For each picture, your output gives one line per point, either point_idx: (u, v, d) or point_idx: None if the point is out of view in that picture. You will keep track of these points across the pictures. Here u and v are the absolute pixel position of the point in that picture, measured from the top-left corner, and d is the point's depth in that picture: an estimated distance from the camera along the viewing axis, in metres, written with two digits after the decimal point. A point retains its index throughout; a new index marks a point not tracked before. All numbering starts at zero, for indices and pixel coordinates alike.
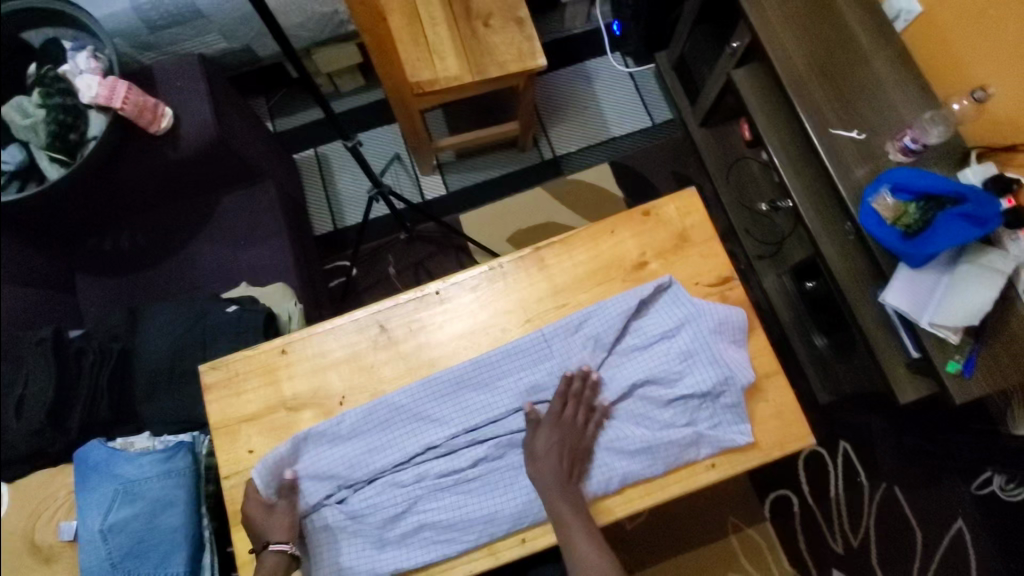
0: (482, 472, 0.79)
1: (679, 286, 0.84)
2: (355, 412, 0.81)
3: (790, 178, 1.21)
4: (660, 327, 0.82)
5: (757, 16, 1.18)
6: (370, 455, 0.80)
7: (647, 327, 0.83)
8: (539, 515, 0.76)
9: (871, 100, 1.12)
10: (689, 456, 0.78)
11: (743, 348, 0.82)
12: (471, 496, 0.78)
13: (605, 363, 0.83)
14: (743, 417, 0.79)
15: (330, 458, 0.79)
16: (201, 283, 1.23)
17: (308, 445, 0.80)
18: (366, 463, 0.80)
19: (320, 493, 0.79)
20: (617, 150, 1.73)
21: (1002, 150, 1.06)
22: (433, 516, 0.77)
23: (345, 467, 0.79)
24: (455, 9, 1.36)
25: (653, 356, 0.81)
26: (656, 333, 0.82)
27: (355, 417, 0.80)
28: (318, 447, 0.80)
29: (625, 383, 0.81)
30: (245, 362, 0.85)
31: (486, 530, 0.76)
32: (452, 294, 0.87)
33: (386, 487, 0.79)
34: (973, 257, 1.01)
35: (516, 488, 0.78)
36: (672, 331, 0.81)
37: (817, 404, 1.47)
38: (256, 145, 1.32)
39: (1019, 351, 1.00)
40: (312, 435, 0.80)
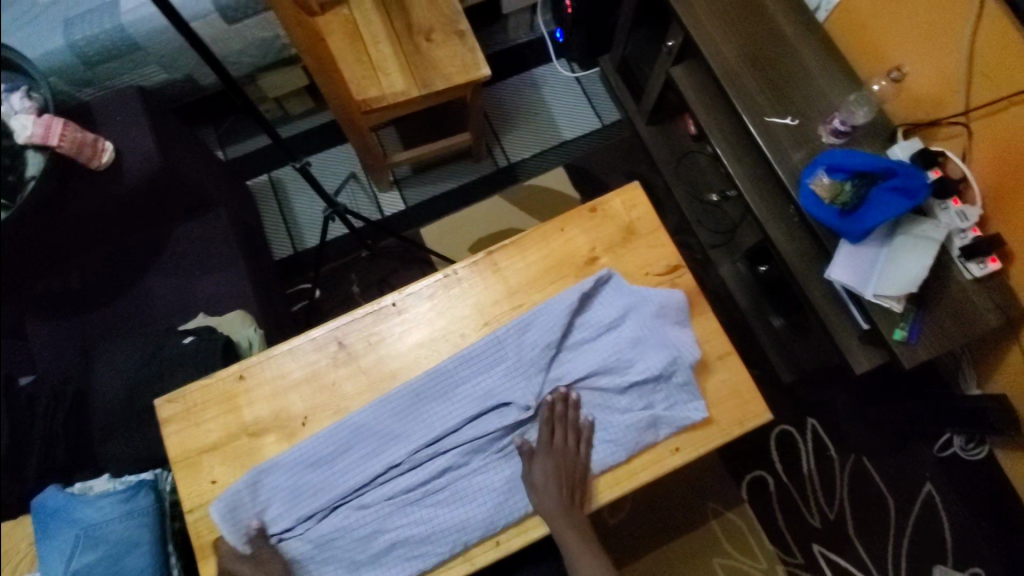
0: (448, 483, 0.78)
1: (619, 276, 0.86)
2: (314, 439, 0.80)
3: (733, 167, 1.26)
4: (606, 318, 0.84)
5: (686, 14, 1.22)
6: (334, 479, 0.79)
7: (594, 319, 0.84)
8: (511, 517, 0.77)
9: (800, 87, 1.18)
10: (648, 440, 0.79)
11: (689, 329, 0.83)
12: (440, 509, 0.77)
13: (559, 359, 0.84)
14: (697, 394, 0.81)
15: (295, 487, 0.78)
16: (157, 317, 1.21)
17: (269, 477, 0.79)
18: (330, 486, 0.79)
19: (289, 524, 0.78)
20: (570, 153, 1.77)
21: (926, 125, 1.12)
22: (404, 533, 0.76)
23: (310, 493, 0.78)
24: (395, 25, 1.38)
25: (603, 346, 0.83)
26: (602, 325, 0.83)
27: (313, 444, 0.80)
28: (280, 479, 0.79)
29: (578, 376, 0.82)
30: (202, 392, 0.84)
31: (459, 540, 0.75)
32: (409, 304, 0.87)
33: (353, 511, 0.78)
34: (906, 228, 1.06)
35: (483, 493, 0.77)
36: (617, 322, 0.83)
37: (781, 384, 1.52)
38: (205, 174, 1.30)
39: (959, 314, 1.05)
40: (273, 466, 0.79)
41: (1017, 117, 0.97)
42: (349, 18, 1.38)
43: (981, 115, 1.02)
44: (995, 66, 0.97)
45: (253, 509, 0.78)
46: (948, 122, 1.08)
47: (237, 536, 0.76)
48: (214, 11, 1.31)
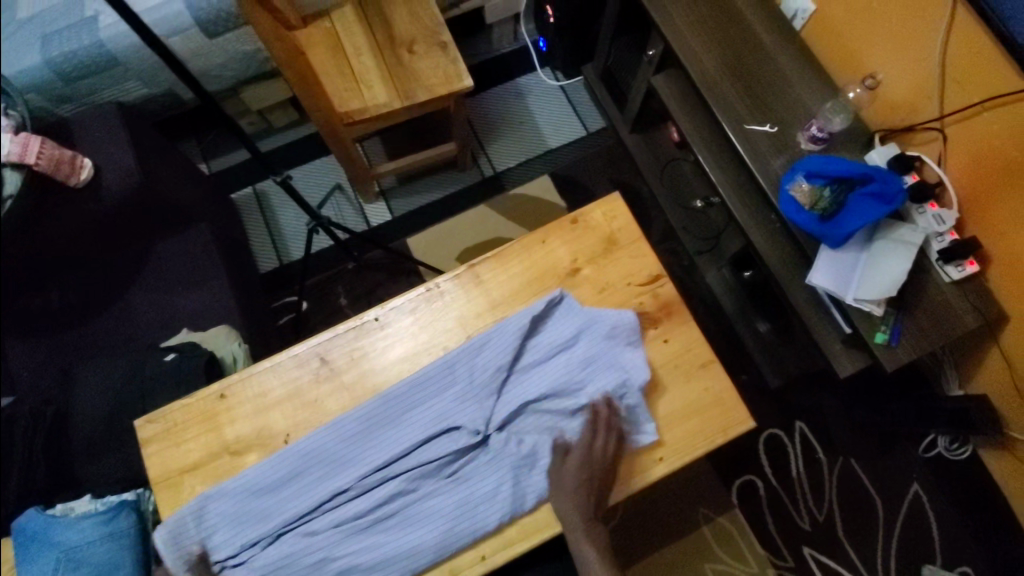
0: (397, 509, 0.77)
1: (571, 297, 0.85)
2: (259, 466, 0.79)
3: (716, 174, 1.27)
4: (557, 340, 0.83)
5: (665, 24, 1.23)
6: (280, 504, 0.78)
7: (546, 341, 0.83)
8: (460, 544, 0.75)
9: (779, 94, 1.19)
10: (598, 464, 0.79)
11: (640, 352, 0.82)
12: (387, 536, 0.76)
13: (510, 382, 0.82)
14: (647, 416, 0.80)
15: (240, 513, 0.77)
16: (139, 334, 1.19)
17: (214, 503, 0.78)
18: (276, 511, 0.77)
19: (231, 552, 0.76)
20: (555, 161, 1.77)
21: (902, 131, 1.14)
22: (350, 562, 0.74)
23: (254, 519, 0.77)
24: (377, 37, 1.38)
25: (555, 369, 0.82)
26: (553, 347, 0.83)
27: (259, 470, 0.78)
28: (225, 504, 0.77)
29: (526, 401, 0.81)
30: (183, 411, 0.83)
31: (407, 567, 0.74)
32: (391, 319, 0.87)
33: (298, 539, 0.76)
34: (885, 232, 1.07)
35: (432, 519, 0.76)
36: (569, 343, 0.83)
37: (769, 388, 1.53)
38: (187, 189, 1.30)
39: (938, 317, 1.06)
40: (218, 492, 0.78)
41: (991, 121, 0.98)
42: (330, 31, 1.38)
43: (955, 121, 1.04)
44: (966, 71, 0.98)
45: (198, 534, 0.77)
46: (923, 128, 1.10)
47: (181, 562, 0.76)
48: (193, 26, 1.30)
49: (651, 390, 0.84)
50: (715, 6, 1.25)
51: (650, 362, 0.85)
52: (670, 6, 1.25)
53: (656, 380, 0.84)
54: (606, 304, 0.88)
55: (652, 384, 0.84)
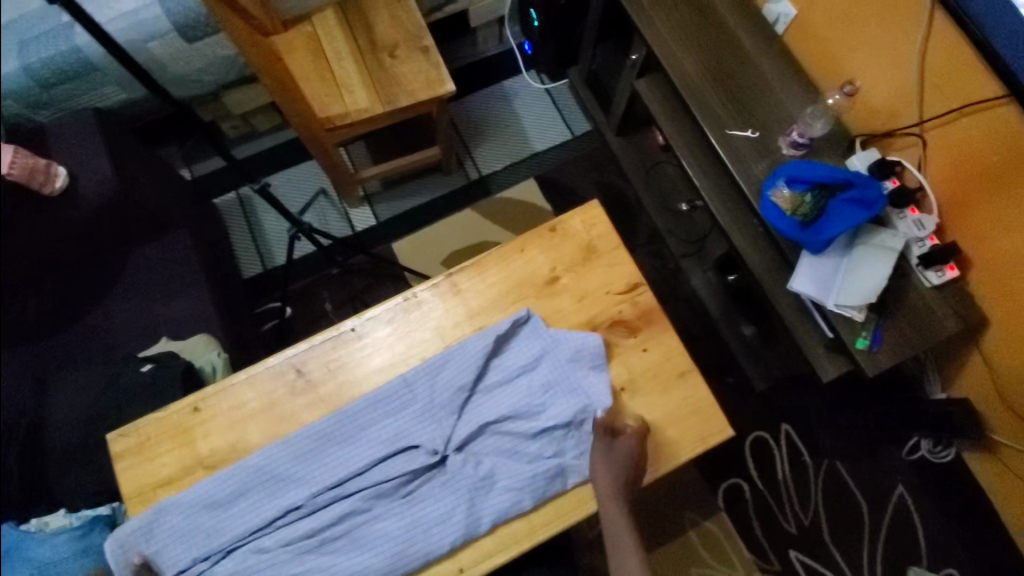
0: (349, 528, 0.77)
1: (537, 317, 0.85)
2: (214, 479, 0.78)
3: (699, 179, 1.27)
4: (521, 360, 0.84)
5: (647, 28, 1.23)
6: (230, 521, 0.77)
7: (508, 362, 0.84)
8: (410, 567, 0.75)
9: (761, 99, 1.19)
10: (555, 489, 0.78)
11: (605, 375, 0.83)
12: (336, 555, 0.75)
13: (471, 402, 0.83)
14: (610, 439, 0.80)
15: (191, 528, 0.77)
16: (117, 343, 1.18)
17: (167, 516, 0.77)
18: (226, 528, 0.77)
19: (179, 567, 0.76)
20: (541, 165, 1.77)
21: (882, 137, 1.15)
22: None
23: (205, 535, 0.77)
24: (358, 42, 1.37)
25: (516, 390, 0.83)
26: (516, 367, 0.83)
27: (213, 485, 0.78)
28: (176, 518, 0.77)
29: (484, 422, 0.81)
30: (156, 425, 0.82)
31: None
32: (367, 329, 0.86)
33: (247, 556, 0.76)
34: (866, 237, 1.07)
35: (382, 540, 0.75)
36: (532, 364, 0.83)
37: (754, 391, 1.53)
38: (165, 195, 1.28)
39: (920, 321, 1.06)
40: (171, 505, 0.77)
41: (970, 127, 0.99)
42: (311, 35, 1.37)
43: (934, 127, 1.05)
44: (944, 77, 0.98)
45: (148, 547, 0.77)
46: (903, 133, 1.10)
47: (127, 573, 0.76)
48: (171, 30, 1.29)
49: (631, 399, 0.84)
50: (697, 10, 1.25)
51: (629, 371, 0.85)
52: (652, 10, 1.24)
53: (634, 389, 0.84)
54: (585, 312, 0.87)
55: (631, 393, 0.84)
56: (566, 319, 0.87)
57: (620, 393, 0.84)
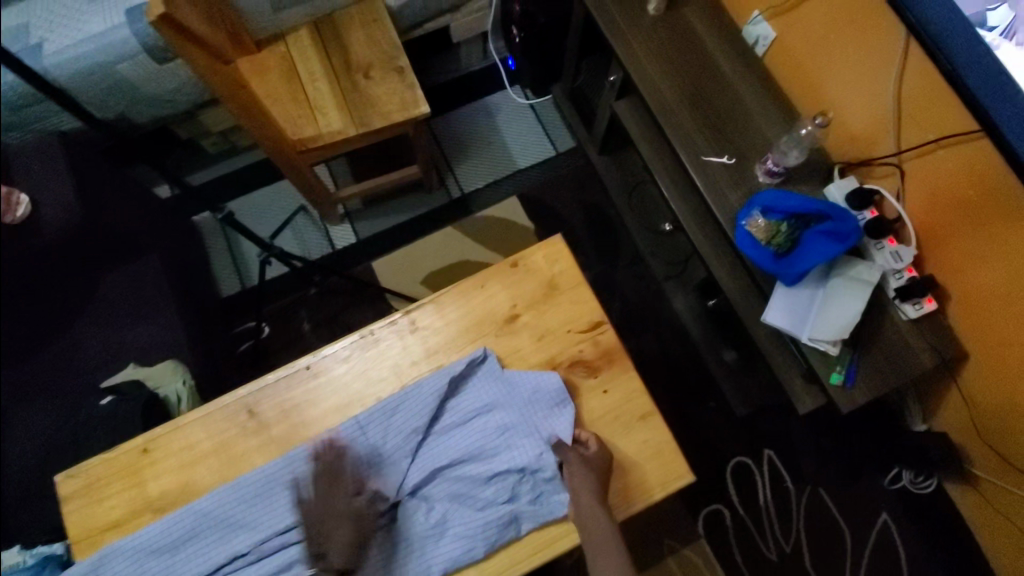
0: None
1: (494, 357, 0.84)
2: (159, 524, 0.76)
3: (677, 204, 1.25)
4: (476, 403, 0.82)
5: (623, 51, 1.21)
6: (174, 569, 0.75)
7: (464, 404, 0.82)
8: None
9: (738, 124, 1.17)
10: (509, 536, 0.76)
11: (569, 412, 0.81)
12: None
13: (425, 445, 0.81)
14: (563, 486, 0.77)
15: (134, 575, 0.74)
16: (83, 371, 1.15)
17: (108, 563, 0.75)
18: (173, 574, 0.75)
19: None
20: (525, 182, 1.74)
21: (860, 164, 1.12)
22: None
23: None
24: (333, 63, 1.35)
25: (471, 432, 0.80)
26: (471, 410, 0.81)
27: (157, 530, 0.75)
28: (118, 565, 0.75)
29: (438, 466, 0.79)
30: (104, 466, 0.80)
31: None
32: (323, 367, 0.85)
33: None
34: (842, 269, 1.05)
35: None
36: (487, 406, 0.81)
37: (736, 416, 1.50)
38: (134, 217, 1.26)
39: (896, 355, 1.04)
40: (113, 551, 0.75)
41: (946, 158, 0.96)
42: (285, 55, 1.36)
43: (912, 156, 1.02)
44: (921, 106, 0.96)
45: None
46: (881, 162, 1.08)
47: None
48: (141, 51, 1.26)
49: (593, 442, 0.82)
50: (675, 32, 1.23)
51: (589, 414, 0.83)
52: (628, 33, 1.22)
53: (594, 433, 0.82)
54: (545, 352, 0.85)
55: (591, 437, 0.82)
56: (525, 359, 0.85)
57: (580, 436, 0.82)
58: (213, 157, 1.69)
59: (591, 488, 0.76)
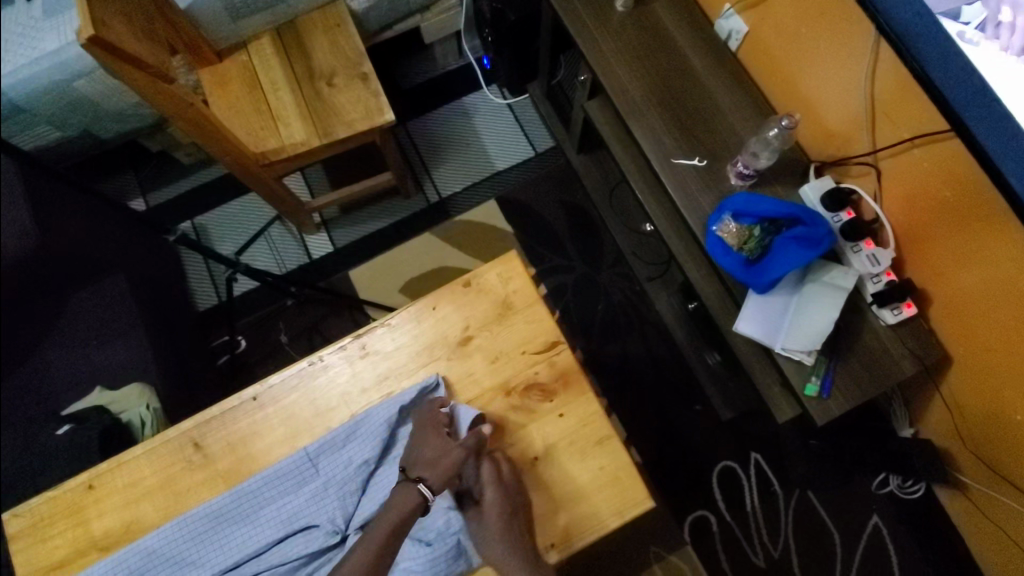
0: None
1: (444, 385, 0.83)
2: (102, 566, 0.74)
3: (650, 208, 1.21)
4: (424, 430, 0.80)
5: (588, 50, 1.16)
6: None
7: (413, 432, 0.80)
8: None
9: (710, 125, 1.12)
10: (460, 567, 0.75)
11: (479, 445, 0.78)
12: None
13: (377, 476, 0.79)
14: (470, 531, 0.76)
15: None
16: (53, 394, 1.14)
17: None
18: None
19: None
20: (504, 183, 1.69)
21: (837, 164, 1.08)
22: None
23: None
24: (296, 71, 1.31)
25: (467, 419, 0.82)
26: None
27: (99, 571, 0.74)
28: None
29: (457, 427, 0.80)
30: (48, 505, 0.79)
31: None
32: (270, 397, 0.83)
33: None
34: (816, 275, 1.01)
35: None
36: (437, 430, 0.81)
37: (721, 419, 1.46)
38: (97, 236, 1.24)
39: (874, 363, 1.00)
40: None
41: (921, 158, 0.92)
42: (247, 65, 1.32)
43: (887, 156, 0.98)
44: (893, 105, 0.91)
45: None
46: (857, 161, 1.04)
47: None
48: (99, 67, 1.24)
49: (547, 467, 0.80)
50: (645, 29, 1.18)
51: (546, 439, 0.81)
52: (594, 31, 1.17)
53: (552, 459, 0.81)
54: (499, 375, 0.84)
55: (547, 461, 0.81)
56: (478, 383, 0.84)
57: (532, 463, 0.80)
58: (187, 168, 1.65)
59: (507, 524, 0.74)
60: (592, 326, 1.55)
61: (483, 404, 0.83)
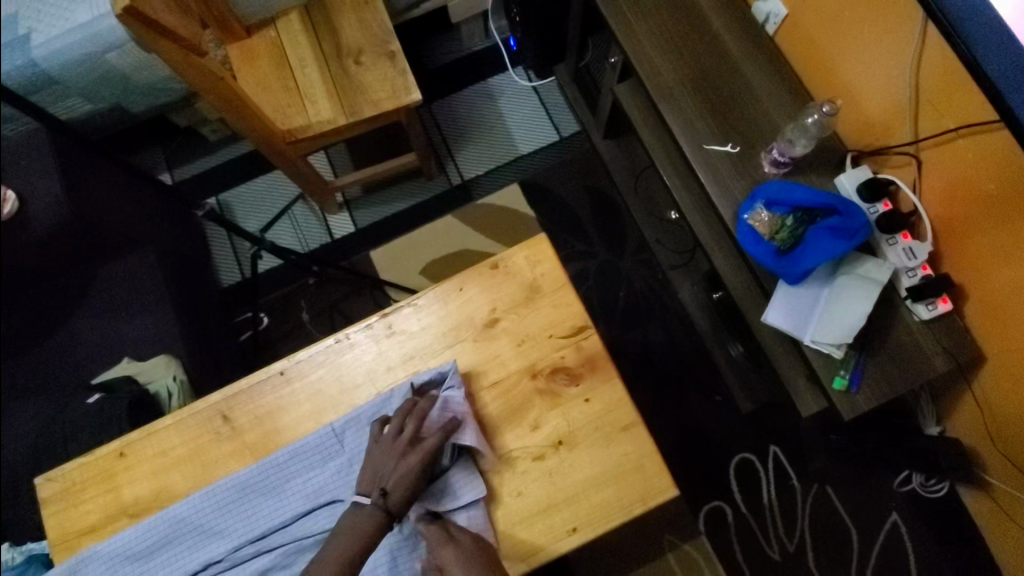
0: None
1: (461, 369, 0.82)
2: (135, 530, 0.76)
3: (678, 195, 1.19)
4: None
5: (621, 31, 1.13)
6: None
7: None
8: None
9: (744, 110, 1.09)
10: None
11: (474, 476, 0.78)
12: None
13: None
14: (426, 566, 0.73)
15: None
16: (84, 363, 1.17)
17: (87, 566, 0.75)
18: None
19: None
20: (528, 167, 1.68)
21: (875, 154, 1.05)
22: None
23: None
24: (323, 47, 1.30)
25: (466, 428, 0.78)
26: None
27: (132, 535, 0.76)
28: (94, 570, 0.75)
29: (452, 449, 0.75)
30: (81, 470, 0.81)
31: None
32: (297, 372, 0.84)
33: None
34: (849, 267, 0.99)
35: None
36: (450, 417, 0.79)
37: (741, 411, 1.44)
38: (127, 210, 1.26)
39: (905, 359, 0.98)
40: (90, 555, 0.75)
41: (966, 148, 0.88)
42: (275, 41, 1.31)
43: (930, 146, 0.95)
44: (939, 93, 0.88)
45: None
46: (896, 151, 1.01)
47: None
48: (130, 40, 1.25)
49: (569, 451, 0.80)
50: (680, 10, 1.14)
51: (570, 423, 0.81)
52: (628, 12, 1.14)
53: (575, 444, 0.80)
54: (524, 358, 0.84)
55: (570, 446, 0.80)
56: (505, 365, 0.84)
57: (556, 447, 0.80)
58: (213, 145, 1.66)
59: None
60: (613, 313, 1.53)
61: (509, 386, 0.83)
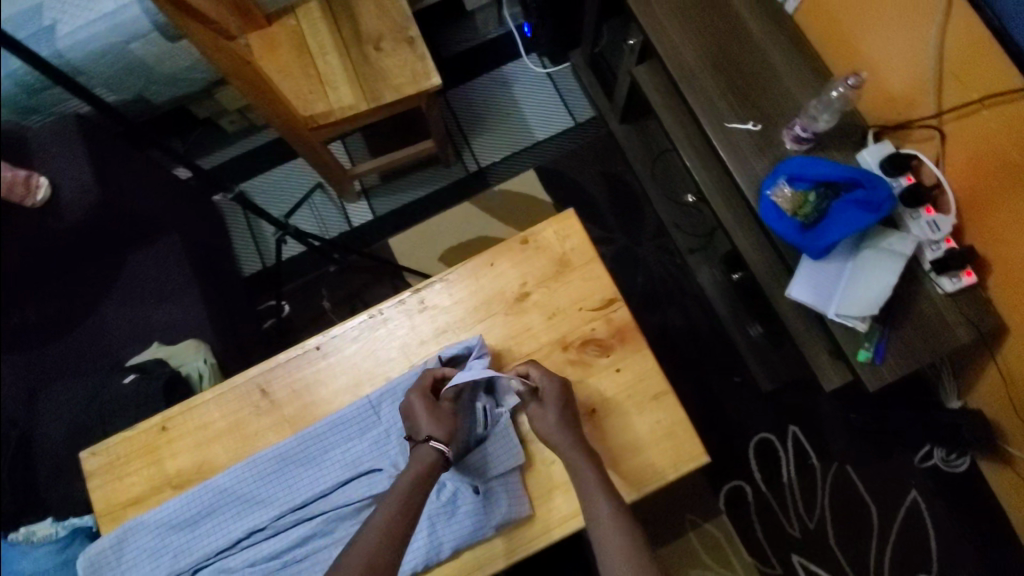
0: (308, 553, 0.75)
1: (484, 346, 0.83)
2: (180, 499, 0.79)
3: (699, 174, 1.20)
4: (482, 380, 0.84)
5: (642, 10, 1.13)
6: (195, 542, 0.78)
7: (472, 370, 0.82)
8: None
9: (767, 88, 1.10)
10: (498, 518, 0.77)
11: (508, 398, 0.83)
12: None
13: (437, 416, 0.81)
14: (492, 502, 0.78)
15: (157, 547, 0.78)
16: (114, 348, 1.20)
17: (135, 534, 0.78)
18: (194, 548, 0.78)
19: None
20: (543, 153, 1.68)
21: (897, 128, 1.05)
22: None
23: (173, 553, 0.78)
24: (342, 32, 1.32)
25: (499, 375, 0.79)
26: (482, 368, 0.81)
27: (179, 504, 0.79)
28: (143, 538, 0.78)
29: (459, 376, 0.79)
30: (124, 445, 0.84)
31: None
32: (333, 347, 0.86)
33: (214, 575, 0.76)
34: (873, 241, 1.00)
35: None
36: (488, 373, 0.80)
37: (762, 391, 1.44)
38: (154, 197, 1.29)
39: (928, 331, 0.99)
40: (138, 525, 0.78)
41: (989, 119, 0.89)
42: (295, 28, 1.32)
43: (953, 118, 0.95)
44: (964, 64, 0.89)
45: (117, 567, 0.77)
46: (920, 125, 1.01)
47: None
48: (153, 30, 1.28)
49: (602, 419, 0.82)
50: None
51: (601, 393, 0.83)
52: None
53: (610, 410, 0.82)
54: (556, 330, 0.86)
55: (603, 413, 0.82)
56: (536, 338, 0.86)
57: (589, 415, 0.82)
58: (233, 135, 1.67)
59: (567, 435, 0.76)
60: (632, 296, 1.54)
61: (540, 358, 0.85)
